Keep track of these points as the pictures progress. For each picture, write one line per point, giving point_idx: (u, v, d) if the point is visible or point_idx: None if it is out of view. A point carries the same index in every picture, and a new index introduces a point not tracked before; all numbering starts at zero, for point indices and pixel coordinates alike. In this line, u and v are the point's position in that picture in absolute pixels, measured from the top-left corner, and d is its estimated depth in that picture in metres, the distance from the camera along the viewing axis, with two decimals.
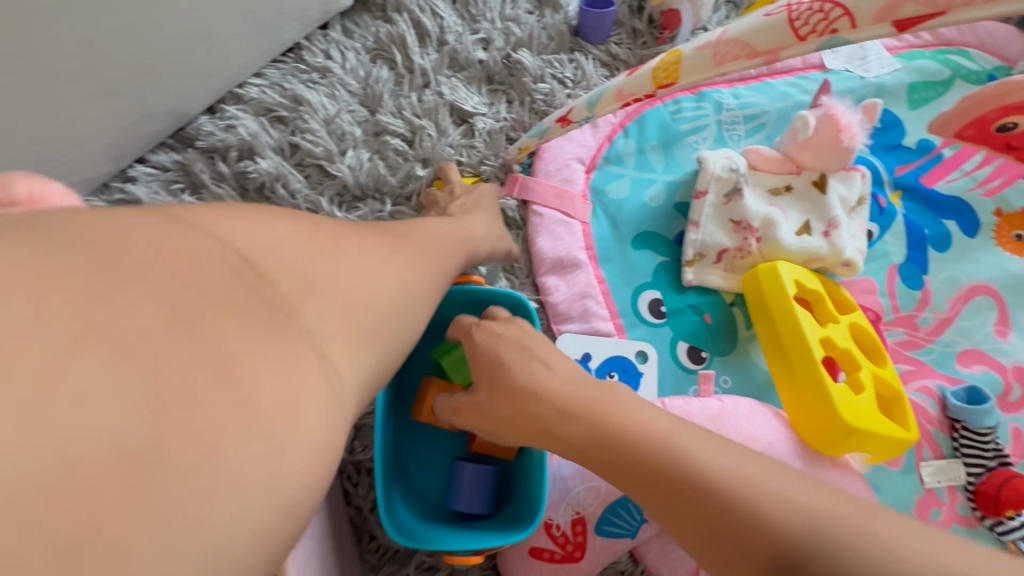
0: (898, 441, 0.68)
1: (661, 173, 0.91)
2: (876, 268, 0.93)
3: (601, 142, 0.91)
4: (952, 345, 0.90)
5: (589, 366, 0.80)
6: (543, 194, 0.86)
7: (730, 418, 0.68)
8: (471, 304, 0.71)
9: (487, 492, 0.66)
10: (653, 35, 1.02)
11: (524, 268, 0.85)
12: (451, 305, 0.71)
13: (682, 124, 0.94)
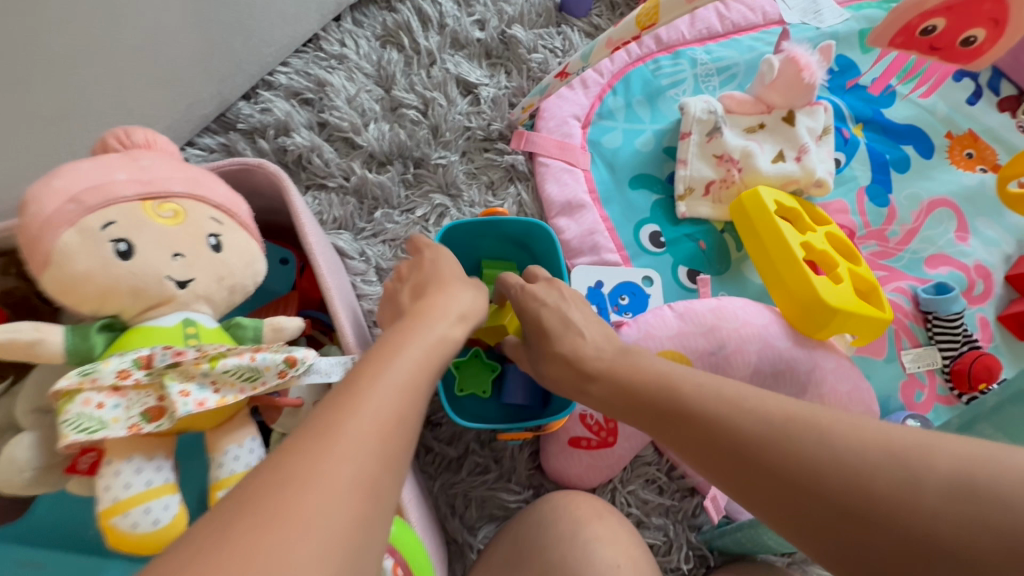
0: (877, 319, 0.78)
1: (649, 123, 1.02)
2: (846, 191, 1.04)
3: (593, 100, 1.03)
4: (920, 252, 1.01)
5: (603, 292, 0.90)
6: (547, 148, 0.97)
7: (730, 311, 0.78)
8: (494, 235, 0.82)
9: (527, 391, 0.77)
10: (628, 5, 1.13)
11: (536, 214, 0.96)
12: (476, 238, 0.82)
13: (663, 79, 1.06)
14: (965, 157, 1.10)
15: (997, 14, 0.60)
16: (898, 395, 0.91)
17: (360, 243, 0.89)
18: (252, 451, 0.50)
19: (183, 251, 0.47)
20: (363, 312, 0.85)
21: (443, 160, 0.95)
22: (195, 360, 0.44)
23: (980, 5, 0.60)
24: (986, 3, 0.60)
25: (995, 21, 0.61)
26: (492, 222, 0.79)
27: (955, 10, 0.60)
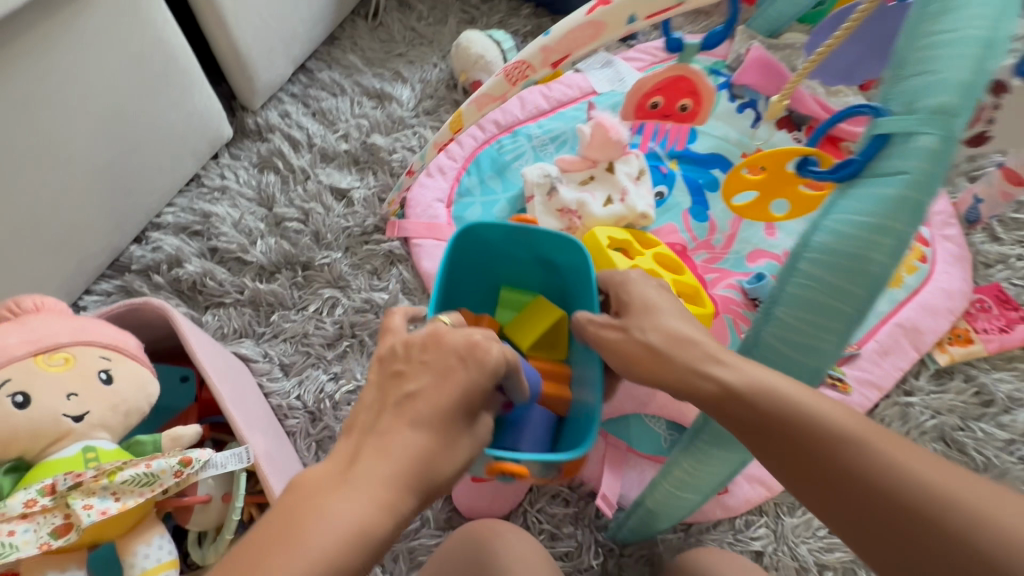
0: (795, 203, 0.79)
1: (501, 194, 1.22)
2: (672, 216, 1.26)
3: (451, 183, 1.22)
4: (741, 251, 1.23)
5: None
6: (417, 230, 1.13)
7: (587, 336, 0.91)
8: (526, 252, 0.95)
9: (534, 432, 0.85)
10: (470, 101, 1.36)
11: (418, 288, 1.09)
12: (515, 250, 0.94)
13: (506, 155, 1.26)
14: None
15: (690, 89, 0.85)
16: None
17: (262, 346, 0.99)
18: (161, 546, 0.66)
19: (75, 391, 0.64)
20: (273, 407, 0.94)
21: (327, 259, 1.08)
22: (94, 479, 0.61)
23: (680, 85, 0.84)
24: None
25: (692, 92, 0.85)
26: (521, 228, 0.91)
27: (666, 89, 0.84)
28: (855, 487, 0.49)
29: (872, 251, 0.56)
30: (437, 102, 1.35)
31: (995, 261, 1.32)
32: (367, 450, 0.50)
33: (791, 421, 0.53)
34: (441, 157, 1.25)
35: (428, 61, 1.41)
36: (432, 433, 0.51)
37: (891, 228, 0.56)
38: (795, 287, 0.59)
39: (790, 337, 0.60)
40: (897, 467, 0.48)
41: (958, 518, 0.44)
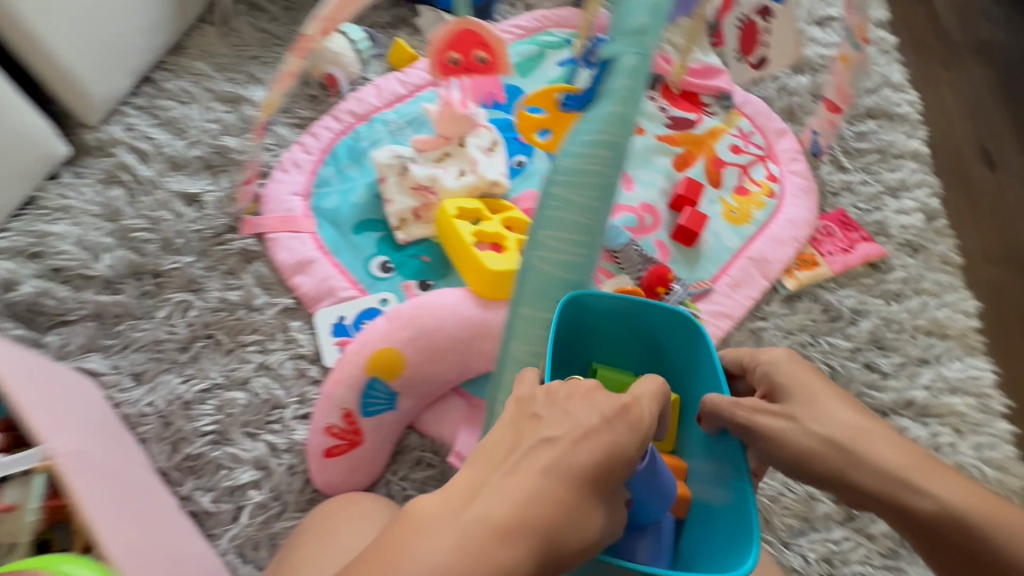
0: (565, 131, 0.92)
1: (360, 179, 1.23)
2: (532, 182, 1.30)
3: (308, 176, 1.22)
4: None
5: (346, 324, 1.06)
6: (272, 225, 1.14)
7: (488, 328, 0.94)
8: (626, 328, 0.80)
9: (654, 537, 0.69)
10: (327, 95, 1.36)
11: (275, 281, 1.10)
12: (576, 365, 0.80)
13: (363, 142, 1.28)
14: None
15: (480, 41, 0.98)
16: None
17: (110, 358, 0.98)
18: None
19: None
20: (123, 417, 0.93)
21: (177, 264, 1.07)
22: None
23: (467, 39, 0.99)
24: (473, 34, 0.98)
25: (483, 45, 0.98)
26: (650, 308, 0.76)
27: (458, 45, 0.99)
28: (907, 507, 0.64)
29: (598, 168, 0.70)
30: (292, 99, 1.34)
31: (840, 189, 1.41)
32: (548, 451, 0.51)
33: (855, 476, 0.65)
34: (296, 152, 1.25)
35: (283, 60, 1.41)
36: (560, 484, 0.50)
37: (604, 148, 0.71)
38: (553, 203, 0.71)
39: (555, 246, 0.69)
40: (920, 476, 0.64)
41: (1005, 543, 0.61)
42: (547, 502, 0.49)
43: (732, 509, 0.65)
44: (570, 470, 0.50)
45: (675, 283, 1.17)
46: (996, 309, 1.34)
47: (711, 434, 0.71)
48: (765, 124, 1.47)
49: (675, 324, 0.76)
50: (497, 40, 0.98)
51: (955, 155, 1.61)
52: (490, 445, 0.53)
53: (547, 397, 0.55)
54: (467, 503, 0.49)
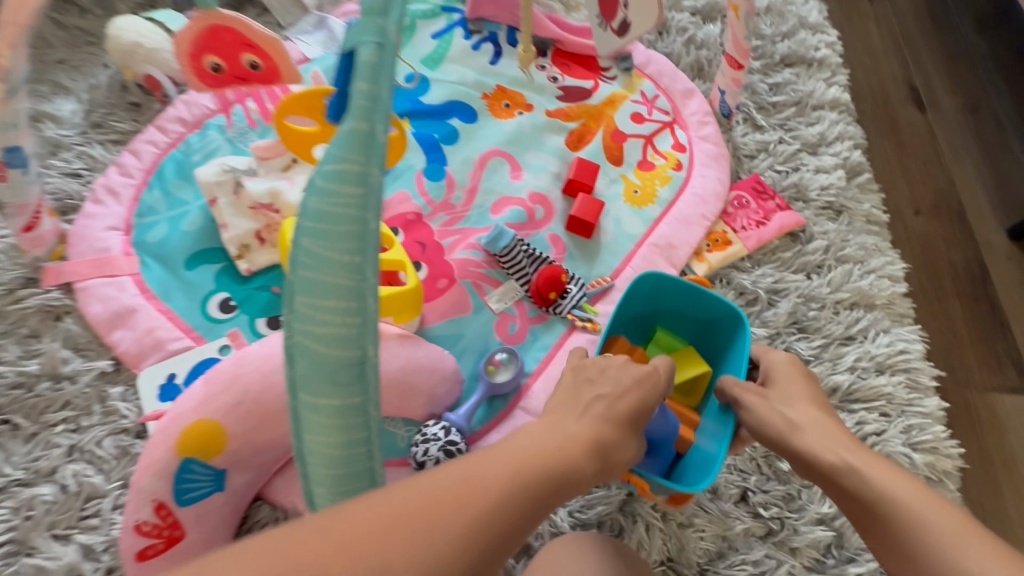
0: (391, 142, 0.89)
1: (192, 202, 1.03)
2: (405, 181, 1.12)
3: (128, 204, 1.02)
4: (484, 204, 1.12)
5: (177, 383, 0.89)
6: (80, 271, 0.95)
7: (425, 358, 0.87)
8: (691, 314, 0.96)
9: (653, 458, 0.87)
10: (152, 101, 1.14)
11: (88, 340, 0.92)
12: (670, 322, 0.98)
13: (195, 155, 1.08)
14: (503, 108, 1.23)
15: (244, 40, 0.73)
16: (493, 335, 0.99)
17: None
18: None
19: None
20: None
21: None
22: None
23: (223, 37, 0.73)
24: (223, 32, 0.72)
25: (252, 46, 0.73)
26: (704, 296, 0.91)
27: (211, 43, 0.74)
28: (880, 514, 0.66)
29: (346, 212, 0.44)
30: (106, 110, 1.12)
31: (755, 152, 1.27)
32: (591, 415, 0.69)
33: (841, 482, 0.70)
34: (112, 176, 1.04)
35: (97, 62, 1.17)
36: (611, 428, 0.69)
37: (352, 174, 0.43)
38: (298, 268, 0.47)
39: (317, 331, 0.47)
40: (902, 489, 0.66)
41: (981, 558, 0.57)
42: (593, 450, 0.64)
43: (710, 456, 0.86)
44: (588, 437, 0.65)
45: (569, 284, 1.03)
46: (924, 267, 1.24)
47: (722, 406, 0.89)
48: (670, 85, 1.30)
49: (728, 321, 0.92)
50: (265, 41, 0.72)
51: (881, 98, 1.47)
52: (570, 395, 0.73)
53: (599, 371, 0.77)
54: (529, 439, 0.61)
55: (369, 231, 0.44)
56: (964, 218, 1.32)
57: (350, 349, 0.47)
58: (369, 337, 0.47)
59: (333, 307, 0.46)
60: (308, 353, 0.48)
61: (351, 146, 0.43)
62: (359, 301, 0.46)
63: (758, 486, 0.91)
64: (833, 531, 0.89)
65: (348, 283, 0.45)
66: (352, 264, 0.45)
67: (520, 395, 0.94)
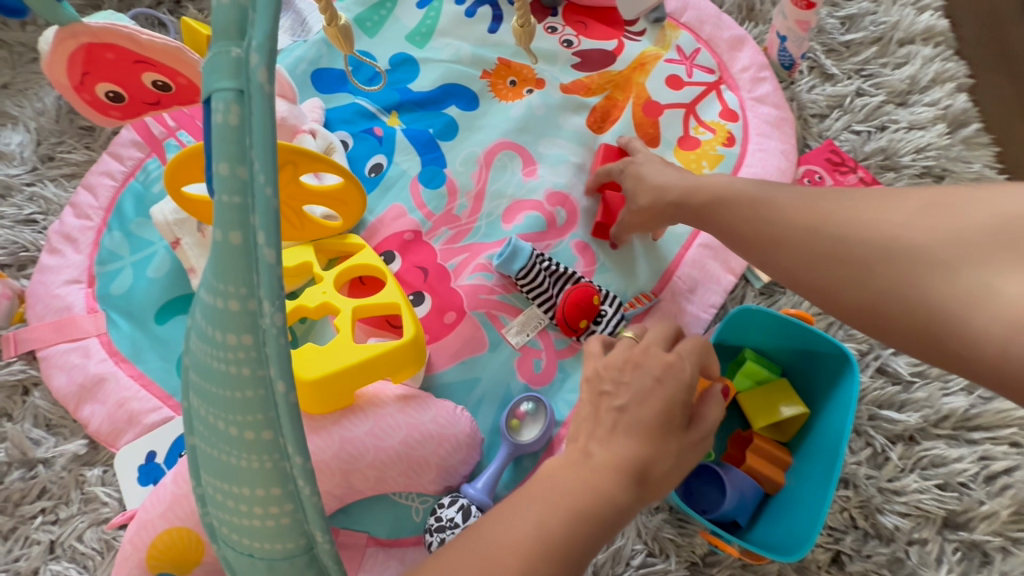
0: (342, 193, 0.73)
1: (158, 242, 0.89)
2: (398, 192, 0.94)
3: (88, 251, 0.89)
4: (494, 211, 0.93)
5: (157, 462, 0.77)
6: (42, 337, 0.83)
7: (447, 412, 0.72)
8: (786, 343, 0.77)
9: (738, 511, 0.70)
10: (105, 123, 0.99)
11: (60, 415, 0.81)
12: (769, 352, 0.79)
13: (156, 185, 0.93)
14: (509, 87, 1.02)
15: (131, 56, 0.65)
16: (515, 376, 0.82)
17: None
18: None
19: None
20: None
21: None
22: None
23: (103, 56, 0.65)
24: (102, 54, 0.64)
25: (142, 61, 0.65)
26: (806, 330, 0.73)
27: (97, 70, 0.66)
28: (850, 265, 0.55)
29: (241, 370, 0.33)
30: (57, 139, 0.98)
31: (827, 109, 1.02)
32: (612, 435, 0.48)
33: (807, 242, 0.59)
34: (66, 219, 0.91)
35: (44, 82, 1.03)
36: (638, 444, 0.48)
37: (238, 314, 0.33)
38: (205, 442, 0.36)
39: (242, 526, 0.36)
40: (800, 204, 0.61)
41: (889, 223, 0.54)
42: (629, 478, 0.46)
43: (808, 499, 0.68)
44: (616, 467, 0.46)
45: (603, 305, 0.84)
46: None
47: (817, 451, 0.71)
48: (713, 34, 1.05)
49: (832, 359, 0.73)
50: (153, 48, 0.63)
51: (987, 18, 1.16)
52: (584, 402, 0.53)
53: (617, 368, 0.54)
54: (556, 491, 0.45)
55: (274, 390, 0.33)
56: None
57: (286, 543, 0.35)
58: (313, 525, 0.34)
59: (252, 498, 0.34)
60: (242, 551, 0.37)
61: (228, 276, 0.33)
62: (286, 487, 0.34)
63: (853, 548, 0.74)
64: None
65: (263, 466, 0.33)
66: (260, 441, 0.33)
67: (552, 451, 0.78)
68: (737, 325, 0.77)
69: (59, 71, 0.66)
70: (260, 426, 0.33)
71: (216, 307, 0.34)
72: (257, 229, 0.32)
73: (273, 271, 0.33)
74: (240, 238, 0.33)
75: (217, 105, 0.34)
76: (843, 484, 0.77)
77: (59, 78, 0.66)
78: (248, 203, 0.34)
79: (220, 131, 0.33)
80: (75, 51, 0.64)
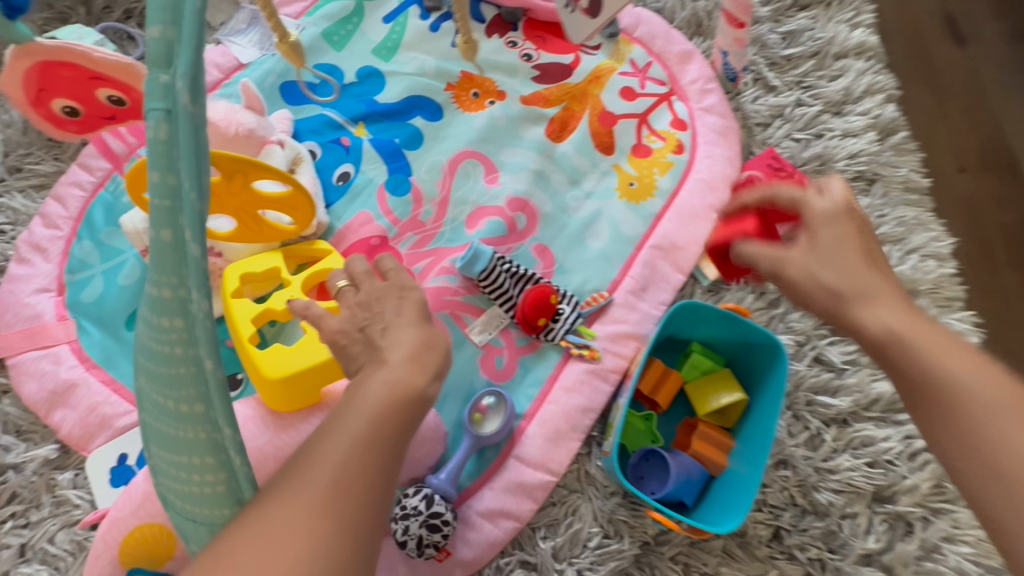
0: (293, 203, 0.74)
1: (128, 251, 0.91)
2: (365, 199, 0.98)
3: (58, 260, 0.91)
4: (458, 217, 0.97)
5: (129, 464, 0.79)
6: (12, 344, 0.85)
7: None
8: (728, 336, 0.83)
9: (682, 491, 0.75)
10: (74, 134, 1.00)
11: (30, 421, 0.82)
12: (711, 344, 0.84)
13: (125, 195, 0.95)
14: (472, 99, 1.07)
15: (86, 73, 0.67)
16: (479, 372, 0.86)
17: None
18: None
19: None
20: None
21: None
22: None
23: (59, 74, 0.67)
24: (58, 73, 0.67)
25: (97, 78, 0.68)
26: (745, 323, 0.79)
27: (53, 87, 0.69)
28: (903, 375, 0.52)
29: (175, 351, 0.40)
30: (24, 150, 0.99)
31: (770, 119, 1.10)
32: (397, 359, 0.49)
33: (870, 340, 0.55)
34: (35, 229, 0.92)
35: None
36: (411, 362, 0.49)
37: (170, 303, 0.40)
38: (150, 418, 0.43)
39: (185, 489, 0.43)
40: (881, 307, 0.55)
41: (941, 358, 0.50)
42: (423, 361, 0.49)
43: (745, 480, 0.74)
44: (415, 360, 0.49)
45: (561, 304, 0.89)
46: (974, 236, 1.07)
47: (753, 436, 0.77)
48: (664, 49, 1.12)
49: (769, 351, 0.78)
50: (107, 66, 0.66)
51: (915, 34, 1.26)
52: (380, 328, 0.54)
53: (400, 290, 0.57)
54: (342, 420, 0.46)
55: (204, 368, 0.40)
56: (1018, 172, 1.15)
57: (226, 505, 0.43)
58: (242, 484, 0.42)
59: (193, 466, 0.41)
60: (189, 516, 0.44)
61: (162, 270, 0.39)
62: (221, 455, 0.41)
63: (791, 523, 0.80)
64: (880, 568, 0.78)
65: (198, 436, 0.41)
66: (196, 413, 0.40)
67: (513, 442, 0.82)
68: (684, 320, 0.83)
69: (15, 88, 0.69)
70: (195, 400, 0.40)
71: (154, 298, 0.41)
72: (184, 230, 0.39)
73: (200, 265, 0.40)
74: (169, 236, 0.39)
75: (148, 121, 0.39)
76: (782, 464, 0.83)
77: (16, 94, 0.70)
78: (177, 208, 0.40)
79: (152, 146, 0.39)
80: (30, 71, 0.67)
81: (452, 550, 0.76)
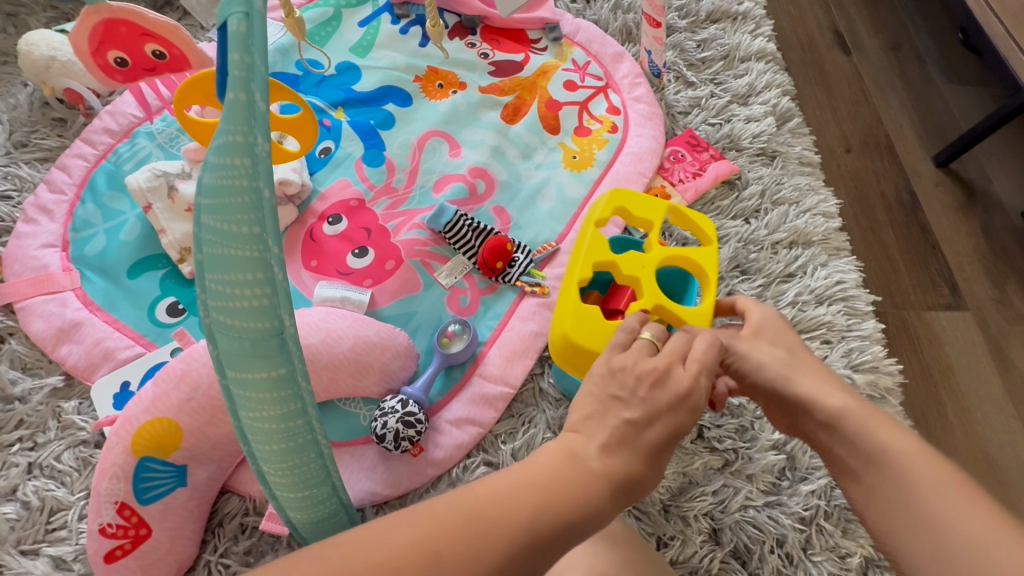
0: (302, 125, 0.85)
1: (129, 211, 1.02)
2: (344, 170, 1.13)
3: (63, 220, 1.00)
4: (426, 184, 1.13)
5: (131, 390, 0.88)
6: (19, 291, 0.94)
7: (364, 320, 0.87)
8: None
9: None
10: (77, 115, 1.12)
11: (38, 356, 0.91)
12: None
13: (126, 165, 1.06)
14: (437, 89, 1.24)
15: (139, 29, 0.81)
16: (446, 308, 1.00)
17: None
18: None
19: None
20: None
21: None
22: None
23: (118, 30, 0.81)
24: (116, 28, 0.81)
25: (146, 34, 0.81)
26: None
27: (110, 40, 0.83)
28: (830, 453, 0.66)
29: (240, 183, 0.49)
30: (30, 128, 1.10)
31: (689, 108, 1.31)
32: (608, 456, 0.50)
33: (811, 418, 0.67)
34: (41, 193, 1.02)
35: (17, 80, 1.15)
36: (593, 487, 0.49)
37: (240, 146, 0.49)
38: (210, 247, 0.52)
39: (232, 305, 0.51)
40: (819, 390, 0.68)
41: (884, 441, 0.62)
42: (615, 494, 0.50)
43: None
44: (608, 478, 0.49)
45: (516, 252, 1.04)
46: (857, 201, 1.29)
47: None
48: (600, 51, 1.32)
49: None
50: (156, 25, 0.79)
51: (806, 44, 1.52)
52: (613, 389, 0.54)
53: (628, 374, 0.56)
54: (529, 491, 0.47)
55: (262, 198, 0.50)
56: (894, 152, 1.38)
57: (266, 320, 0.51)
58: (282, 309, 0.51)
59: (242, 282, 0.50)
60: (232, 333, 0.52)
61: (234, 120, 0.49)
62: (267, 272, 0.50)
63: (711, 421, 0.95)
64: (786, 454, 0.93)
65: (252, 254, 0.50)
66: (252, 235, 0.50)
67: (477, 363, 0.96)
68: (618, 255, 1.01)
69: (77, 36, 0.82)
70: (250, 226, 0.50)
71: (222, 145, 0.50)
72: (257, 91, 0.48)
73: (265, 121, 0.49)
74: (244, 95, 0.48)
75: (228, 20, 0.48)
76: None
77: (73, 40, 0.82)
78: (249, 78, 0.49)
79: (231, 35, 0.47)
80: (88, 22, 0.80)
81: (424, 448, 0.88)
